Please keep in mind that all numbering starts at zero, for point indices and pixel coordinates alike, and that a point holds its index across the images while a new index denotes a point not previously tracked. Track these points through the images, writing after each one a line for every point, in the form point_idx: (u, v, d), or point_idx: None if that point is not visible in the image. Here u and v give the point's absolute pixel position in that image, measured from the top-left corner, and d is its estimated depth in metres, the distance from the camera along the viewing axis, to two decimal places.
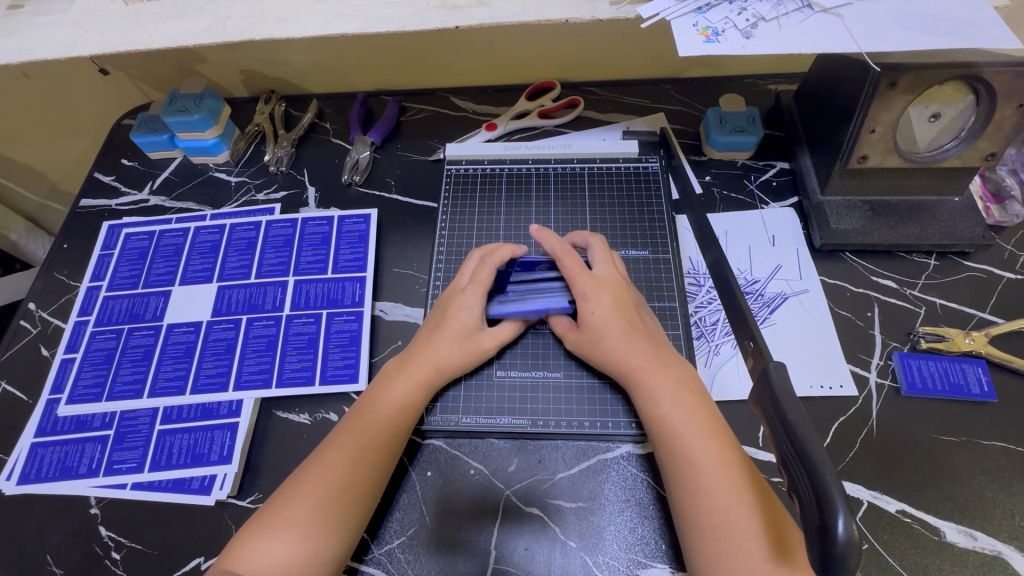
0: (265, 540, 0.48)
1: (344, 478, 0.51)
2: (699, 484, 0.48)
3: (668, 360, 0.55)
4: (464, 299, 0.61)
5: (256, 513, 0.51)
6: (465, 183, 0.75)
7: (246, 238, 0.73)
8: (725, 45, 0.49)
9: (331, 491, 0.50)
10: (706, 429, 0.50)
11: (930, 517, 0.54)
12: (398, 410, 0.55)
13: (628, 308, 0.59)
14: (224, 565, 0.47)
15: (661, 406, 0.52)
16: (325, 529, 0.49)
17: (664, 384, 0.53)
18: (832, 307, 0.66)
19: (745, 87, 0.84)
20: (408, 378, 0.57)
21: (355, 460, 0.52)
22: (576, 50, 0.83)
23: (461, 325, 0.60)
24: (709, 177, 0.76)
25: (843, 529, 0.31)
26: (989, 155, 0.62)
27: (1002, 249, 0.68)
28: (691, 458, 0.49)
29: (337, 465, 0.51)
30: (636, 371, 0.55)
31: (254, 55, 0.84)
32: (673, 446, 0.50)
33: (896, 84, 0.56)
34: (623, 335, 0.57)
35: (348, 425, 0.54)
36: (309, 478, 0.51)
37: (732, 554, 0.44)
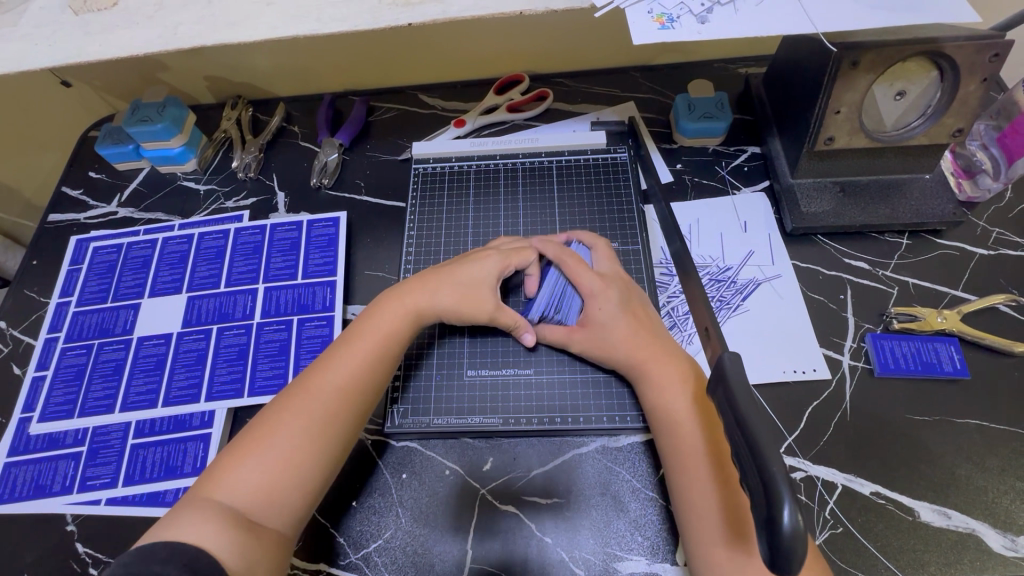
0: (244, 468, 0.47)
1: (320, 412, 0.51)
2: (689, 473, 0.49)
3: (672, 356, 0.56)
4: (487, 263, 0.60)
5: (233, 440, 0.50)
6: (433, 182, 0.74)
7: (215, 246, 0.73)
8: (680, 32, 0.48)
9: (311, 422, 0.50)
10: (703, 418, 0.51)
11: (904, 498, 0.54)
12: (378, 350, 0.55)
13: (636, 304, 0.59)
14: (200, 491, 0.47)
15: (665, 396, 0.53)
16: (303, 464, 0.49)
17: (664, 380, 0.54)
18: (805, 291, 0.65)
19: (714, 72, 0.84)
20: (397, 311, 0.57)
21: (340, 392, 0.52)
22: (543, 43, 0.82)
23: (467, 279, 0.59)
24: (680, 165, 0.75)
25: (788, 520, 0.31)
26: (956, 132, 0.61)
27: (974, 225, 0.68)
28: (681, 444, 0.50)
29: (320, 396, 0.51)
30: (642, 368, 0.55)
31: (218, 61, 0.83)
32: (667, 430, 0.52)
33: (859, 63, 0.55)
34: (628, 328, 0.57)
35: (331, 358, 0.54)
36: (290, 408, 0.51)
37: (713, 525, 0.46)
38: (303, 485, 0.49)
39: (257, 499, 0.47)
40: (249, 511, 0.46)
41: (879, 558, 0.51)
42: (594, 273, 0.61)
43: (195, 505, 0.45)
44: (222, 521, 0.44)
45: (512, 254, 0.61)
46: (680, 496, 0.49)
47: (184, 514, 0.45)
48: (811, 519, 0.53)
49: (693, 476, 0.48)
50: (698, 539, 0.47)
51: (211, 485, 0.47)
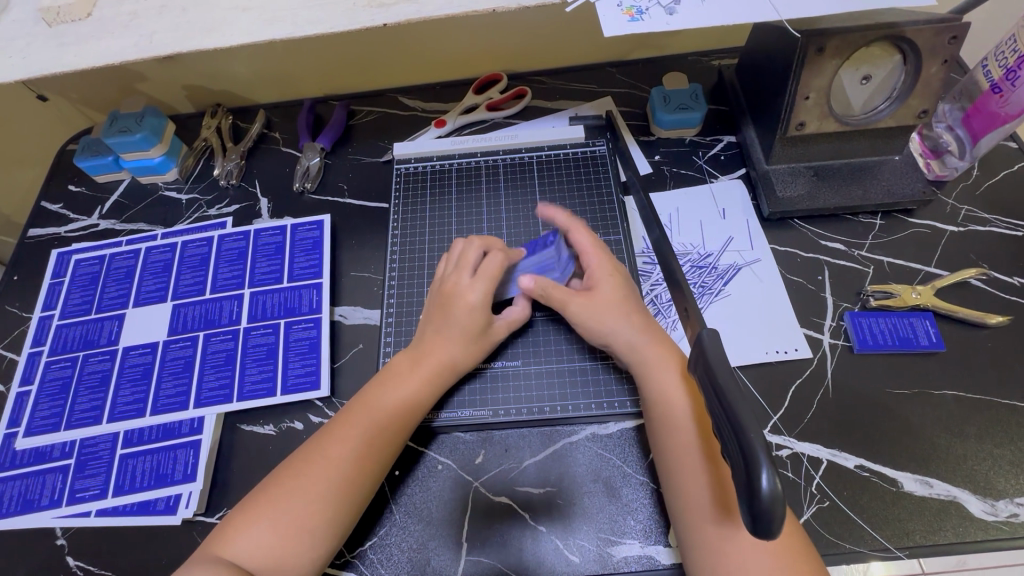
0: (255, 525, 0.49)
1: (336, 478, 0.51)
2: (685, 469, 0.49)
3: (666, 347, 0.56)
4: (474, 293, 0.59)
5: (249, 497, 0.51)
6: (416, 181, 0.74)
7: (199, 253, 0.72)
8: (648, 23, 0.49)
9: (328, 488, 0.50)
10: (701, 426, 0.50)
11: (888, 470, 0.55)
12: (397, 408, 0.55)
13: (631, 291, 0.59)
14: (211, 551, 0.48)
15: (668, 397, 0.52)
16: (316, 530, 0.49)
17: (668, 377, 0.53)
18: (784, 273, 0.67)
19: (689, 64, 0.85)
20: (416, 376, 0.57)
21: (356, 456, 0.52)
22: (519, 41, 0.83)
23: (468, 326, 0.58)
24: (659, 156, 0.76)
25: (767, 485, 0.32)
26: (920, 113, 0.63)
27: (944, 204, 0.69)
28: (677, 439, 0.50)
29: (335, 460, 0.51)
30: (648, 368, 0.54)
31: (197, 69, 0.83)
32: (665, 428, 0.51)
33: (824, 49, 0.58)
34: (629, 311, 0.57)
35: (348, 421, 0.54)
36: (305, 473, 0.51)
37: (704, 514, 0.47)
38: (315, 547, 0.49)
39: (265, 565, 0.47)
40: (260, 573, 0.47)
41: (864, 528, 0.53)
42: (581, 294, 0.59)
43: (205, 562, 0.47)
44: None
45: (487, 268, 0.60)
46: (674, 493, 0.49)
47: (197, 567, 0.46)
48: (798, 495, 0.54)
49: (685, 467, 0.49)
50: (680, 512, 0.48)
51: (225, 542, 0.48)
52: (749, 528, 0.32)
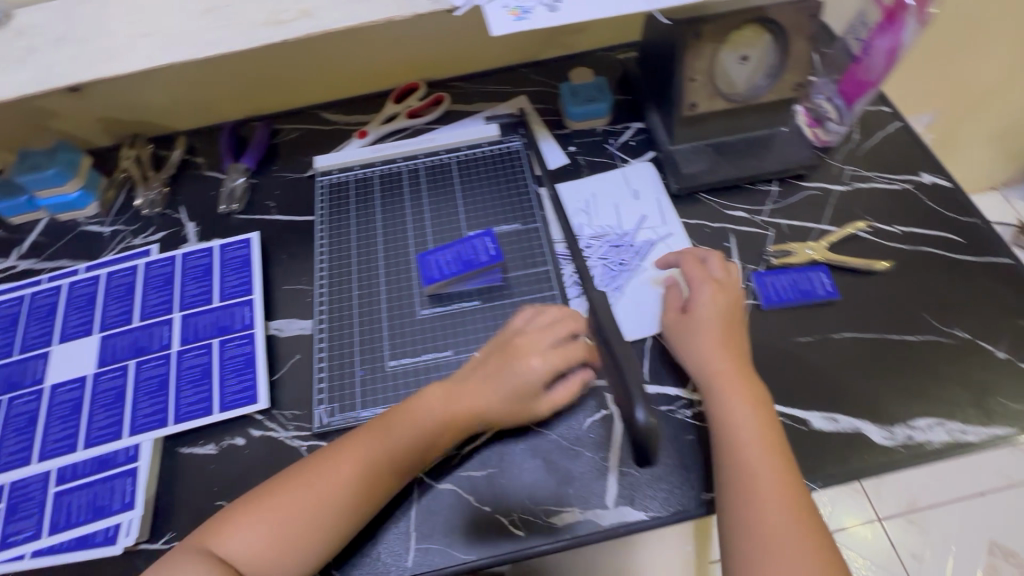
0: (247, 525, 0.51)
1: (339, 499, 0.52)
2: (754, 492, 0.50)
3: (747, 375, 0.57)
4: (538, 361, 0.57)
5: (256, 489, 0.54)
6: (339, 191, 0.75)
7: (124, 283, 0.71)
8: (534, 20, 0.55)
9: (327, 496, 0.52)
10: (765, 441, 0.53)
11: (799, 412, 0.60)
12: (422, 432, 0.55)
13: (729, 315, 0.61)
14: (207, 536, 0.51)
15: (736, 418, 0.54)
16: (308, 535, 0.51)
17: (736, 399, 0.55)
18: (695, 244, 0.71)
19: (596, 59, 0.90)
20: (455, 408, 0.56)
21: (363, 473, 0.53)
22: (432, 50, 0.86)
23: (522, 386, 0.56)
24: (574, 147, 0.80)
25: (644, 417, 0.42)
26: (796, 86, 0.70)
27: (832, 166, 0.76)
28: (748, 463, 0.52)
29: (345, 470, 0.53)
30: (716, 387, 0.56)
31: (109, 101, 0.82)
32: (731, 450, 0.53)
33: (701, 35, 0.64)
34: (716, 338, 0.59)
35: (371, 432, 0.55)
36: (315, 476, 0.53)
37: (763, 529, 0.49)
38: (305, 556, 0.51)
39: (252, 558, 0.50)
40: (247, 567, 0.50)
41: None
42: (682, 317, 0.62)
43: (198, 547, 0.50)
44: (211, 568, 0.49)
45: (564, 351, 0.58)
46: (734, 510, 0.51)
47: (183, 563, 0.49)
48: None
49: (752, 486, 0.51)
50: (732, 504, 0.51)
51: (219, 531, 0.51)
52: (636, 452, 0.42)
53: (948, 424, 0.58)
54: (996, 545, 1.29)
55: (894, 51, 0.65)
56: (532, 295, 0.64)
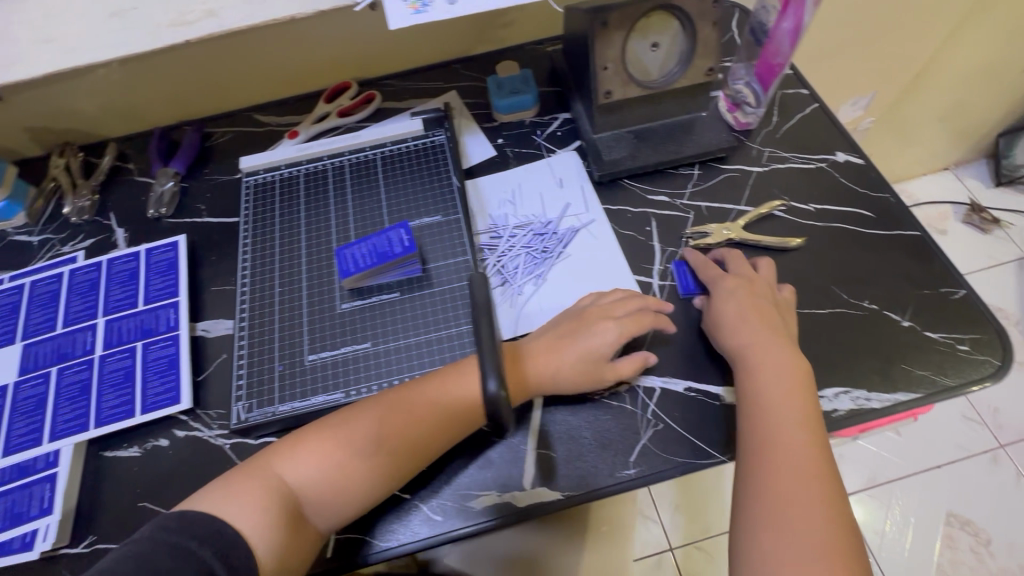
0: (309, 460, 0.53)
1: (403, 449, 0.53)
2: (777, 458, 0.51)
3: (785, 346, 0.58)
4: (614, 326, 0.59)
5: (315, 426, 0.56)
6: (265, 190, 0.75)
7: (49, 291, 0.71)
8: (431, 13, 0.56)
9: (380, 447, 0.53)
10: (795, 415, 0.53)
11: (711, 387, 0.61)
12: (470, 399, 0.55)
13: (761, 298, 0.61)
14: (264, 466, 0.53)
15: (766, 386, 0.55)
16: (361, 481, 0.53)
17: (773, 368, 0.56)
18: (617, 229, 0.72)
19: (526, 52, 0.91)
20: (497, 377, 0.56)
21: (413, 428, 0.54)
22: (361, 49, 0.87)
23: (594, 352, 0.58)
24: (502, 139, 0.81)
25: (493, 388, 0.51)
26: (708, 71, 0.71)
27: (751, 148, 0.78)
28: (773, 431, 0.53)
29: (401, 423, 0.54)
30: (750, 358, 0.57)
31: (35, 110, 0.82)
32: (760, 414, 0.54)
33: (608, 23, 0.65)
34: (750, 314, 0.59)
35: (424, 390, 0.56)
36: (371, 426, 0.54)
37: (780, 490, 0.50)
38: (360, 496, 0.53)
39: (310, 492, 0.52)
40: (303, 500, 0.52)
41: (692, 440, 0.58)
42: (715, 299, 0.63)
43: (257, 474, 0.52)
44: (270, 496, 0.51)
45: (637, 317, 0.61)
46: (753, 474, 0.52)
47: (241, 487, 0.51)
48: (635, 422, 0.60)
49: (776, 451, 0.52)
50: (749, 465, 0.52)
51: (278, 463, 0.53)
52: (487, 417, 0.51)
53: (853, 392, 0.59)
54: (954, 515, 1.32)
55: (796, 29, 0.65)
56: (446, 284, 0.66)
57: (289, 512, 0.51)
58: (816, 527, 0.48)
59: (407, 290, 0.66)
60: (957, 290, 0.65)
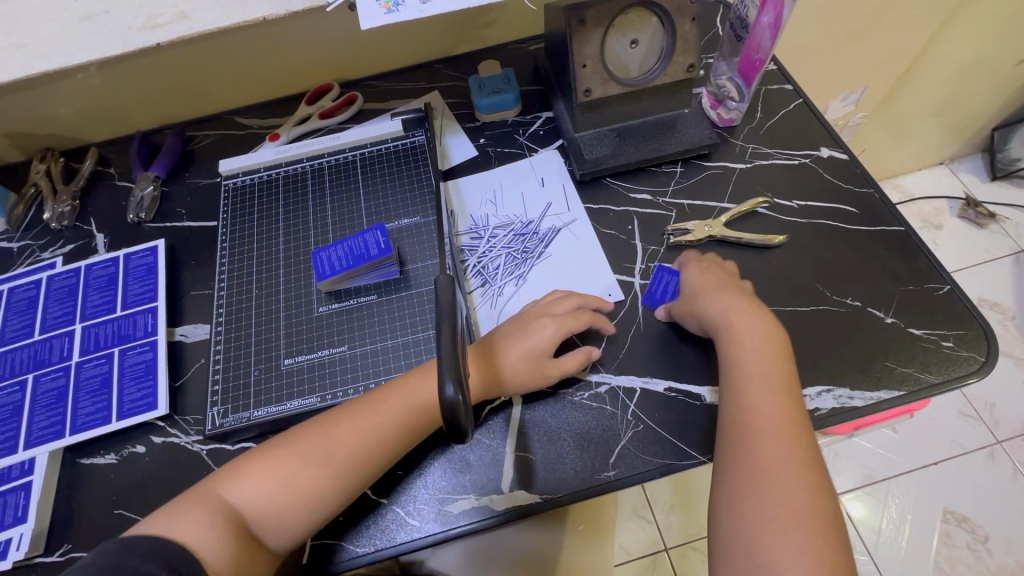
0: (258, 479, 0.52)
1: (351, 463, 0.53)
2: (754, 423, 0.51)
3: (760, 317, 0.57)
4: (552, 325, 0.60)
5: (266, 444, 0.55)
6: (244, 193, 0.75)
7: (27, 297, 0.71)
8: (403, 13, 0.55)
9: (327, 464, 0.52)
10: (771, 381, 0.53)
11: (692, 387, 0.60)
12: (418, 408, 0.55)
13: (728, 279, 0.62)
14: (214, 485, 0.52)
15: (742, 354, 0.55)
16: (309, 499, 0.52)
17: (748, 338, 0.56)
18: (599, 228, 0.72)
19: (509, 51, 0.90)
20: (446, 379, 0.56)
21: (360, 445, 0.53)
22: (343, 49, 0.86)
23: (531, 350, 0.59)
24: (484, 139, 0.81)
25: (453, 394, 0.40)
26: (689, 67, 0.71)
27: (734, 145, 0.77)
28: (750, 398, 0.52)
29: (349, 439, 0.53)
30: (724, 329, 0.57)
31: (14, 116, 0.81)
32: (737, 382, 0.54)
33: (585, 20, 0.65)
34: (720, 290, 0.59)
35: (374, 405, 0.55)
36: (321, 442, 0.53)
37: (759, 452, 0.49)
38: (310, 514, 0.52)
39: (259, 511, 0.51)
40: (252, 520, 0.51)
41: (672, 440, 0.58)
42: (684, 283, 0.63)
43: (205, 494, 0.51)
44: (218, 516, 0.50)
45: (576, 314, 0.61)
46: (732, 441, 0.51)
47: (187, 506, 0.50)
48: (614, 424, 0.59)
49: (754, 417, 0.51)
50: (729, 432, 0.52)
51: (227, 482, 0.52)
52: (447, 431, 0.41)
53: (836, 390, 0.59)
54: (950, 512, 1.31)
55: (775, 23, 0.64)
56: (423, 287, 0.65)
57: (237, 534, 0.50)
58: (794, 488, 0.47)
59: (384, 292, 0.65)
60: (942, 285, 0.64)
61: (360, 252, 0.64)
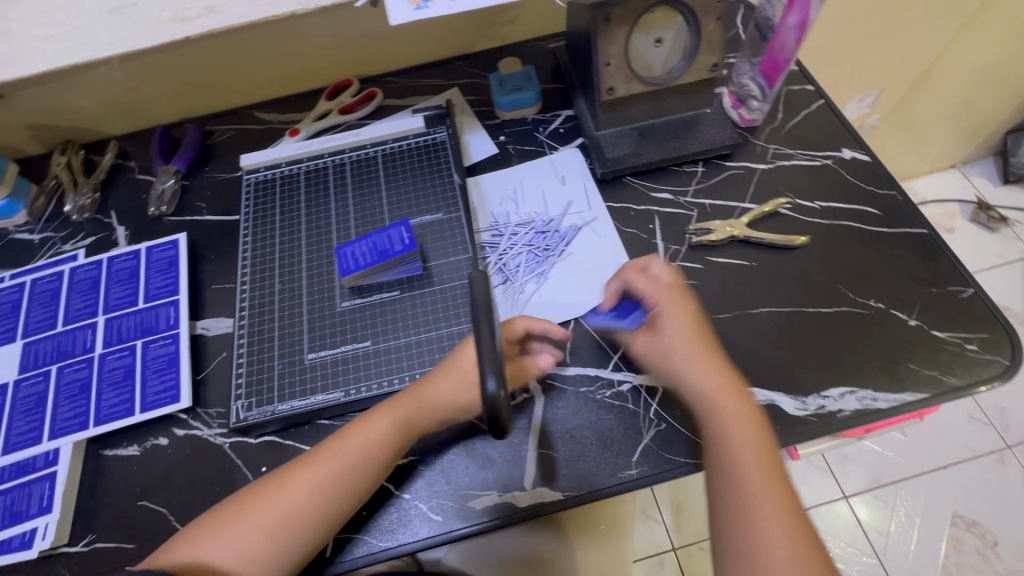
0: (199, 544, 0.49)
1: (294, 514, 0.50)
2: (748, 512, 0.47)
3: (743, 390, 0.54)
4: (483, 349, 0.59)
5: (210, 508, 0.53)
6: (266, 188, 0.75)
7: (50, 289, 0.71)
8: (432, 10, 0.55)
9: (273, 518, 0.50)
10: (765, 462, 0.49)
11: None
12: (362, 449, 0.53)
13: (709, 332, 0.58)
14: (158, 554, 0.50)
15: (730, 433, 0.51)
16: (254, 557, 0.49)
17: (733, 414, 0.52)
18: (620, 227, 0.72)
19: (528, 49, 0.90)
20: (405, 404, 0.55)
21: (305, 493, 0.51)
22: (363, 45, 0.86)
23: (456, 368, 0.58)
24: (504, 137, 0.81)
25: (494, 388, 0.42)
26: (713, 66, 0.71)
27: (755, 145, 0.77)
28: (743, 481, 0.48)
29: (292, 490, 0.51)
30: (709, 403, 0.53)
31: (36, 108, 0.82)
32: (726, 464, 0.50)
33: (610, 18, 0.65)
34: (699, 351, 0.56)
35: (317, 453, 0.54)
36: (267, 495, 0.51)
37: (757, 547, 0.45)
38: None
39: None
40: None
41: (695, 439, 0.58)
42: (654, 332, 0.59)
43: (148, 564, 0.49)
44: None
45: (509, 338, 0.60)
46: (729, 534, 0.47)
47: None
48: (637, 423, 0.59)
49: (747, 503, 0.47)
50: (725, 524, 0.47)
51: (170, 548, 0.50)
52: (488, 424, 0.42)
53: (859, 391, 0.59)
54: (959, 516, 1.31)
55: (802, 23, 0.64)
56: (447, 283, 0.65)
57: None
58: None
59: (408, 289, 0.65)
60: (966, 288, 0.64)
61: (385, 249, 0.64)
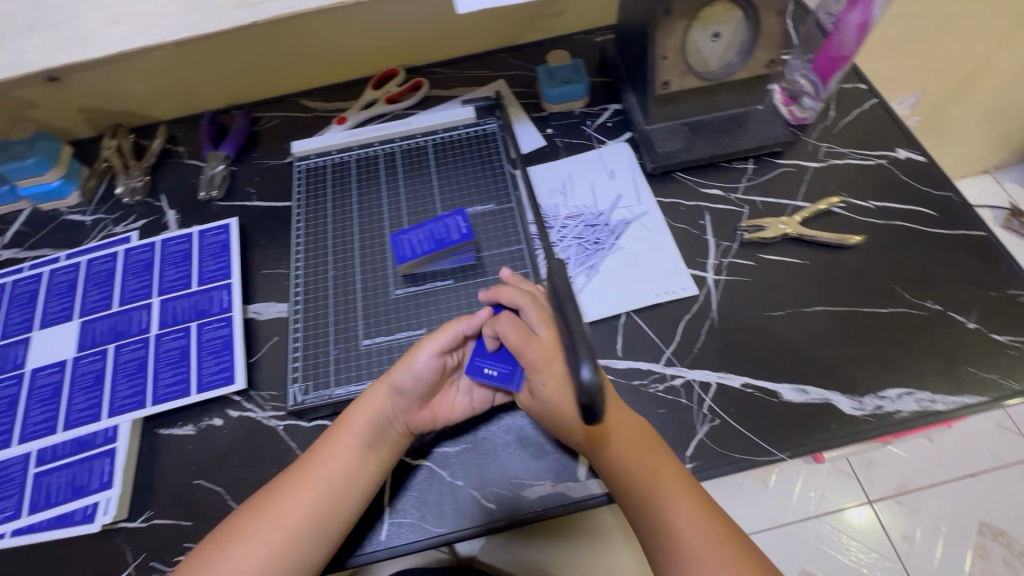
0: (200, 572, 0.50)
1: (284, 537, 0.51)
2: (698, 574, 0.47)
3: (656, 451, 0.52)
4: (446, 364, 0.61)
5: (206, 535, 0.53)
6: (317, 175, 0.76)
7: (104, 269, 0.72)
8: None
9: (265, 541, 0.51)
10: (703, 519, 0.49)
11: (768, 383, 0.60)
12: (344, 465, 0.54)
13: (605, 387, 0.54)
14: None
15: (664, 493, 0.50)
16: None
17: (665, 471, 0.51)
18: (670, 222, 0.71)
19: (575, 43, 0.90)
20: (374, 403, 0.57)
21: (293, 513, 0.52)
22: (411, 35, 0.86)
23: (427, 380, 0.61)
24: (551, 129, 0.81)
25: (590, 376, 0.41)
26: (770, 62, 0.70)
27: (807, 143, 0.76)
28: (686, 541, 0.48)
29: (279, 511, 0.52)
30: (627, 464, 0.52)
31: (90, 90, 0.83)
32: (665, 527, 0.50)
33: (671, 11, 0.63)
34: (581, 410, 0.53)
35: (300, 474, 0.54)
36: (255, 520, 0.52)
37: None
38: None
39: None
40: None
41: (750, 435, 0.58)
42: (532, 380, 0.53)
43: None
44: None
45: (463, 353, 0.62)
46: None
47: None
48: (691, 417, 0.59)
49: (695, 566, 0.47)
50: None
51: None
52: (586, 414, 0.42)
53: (917, 393, 0.58)
54: (985, 526, 1.29)
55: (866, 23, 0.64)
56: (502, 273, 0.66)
57: None
58: None
59: (462, 278, 0.66)
60: None
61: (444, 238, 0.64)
